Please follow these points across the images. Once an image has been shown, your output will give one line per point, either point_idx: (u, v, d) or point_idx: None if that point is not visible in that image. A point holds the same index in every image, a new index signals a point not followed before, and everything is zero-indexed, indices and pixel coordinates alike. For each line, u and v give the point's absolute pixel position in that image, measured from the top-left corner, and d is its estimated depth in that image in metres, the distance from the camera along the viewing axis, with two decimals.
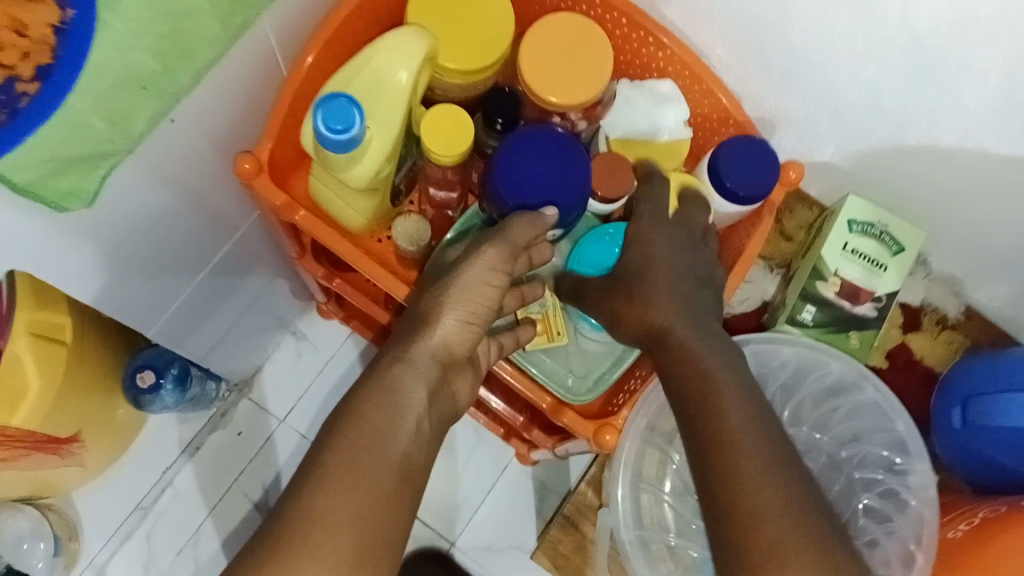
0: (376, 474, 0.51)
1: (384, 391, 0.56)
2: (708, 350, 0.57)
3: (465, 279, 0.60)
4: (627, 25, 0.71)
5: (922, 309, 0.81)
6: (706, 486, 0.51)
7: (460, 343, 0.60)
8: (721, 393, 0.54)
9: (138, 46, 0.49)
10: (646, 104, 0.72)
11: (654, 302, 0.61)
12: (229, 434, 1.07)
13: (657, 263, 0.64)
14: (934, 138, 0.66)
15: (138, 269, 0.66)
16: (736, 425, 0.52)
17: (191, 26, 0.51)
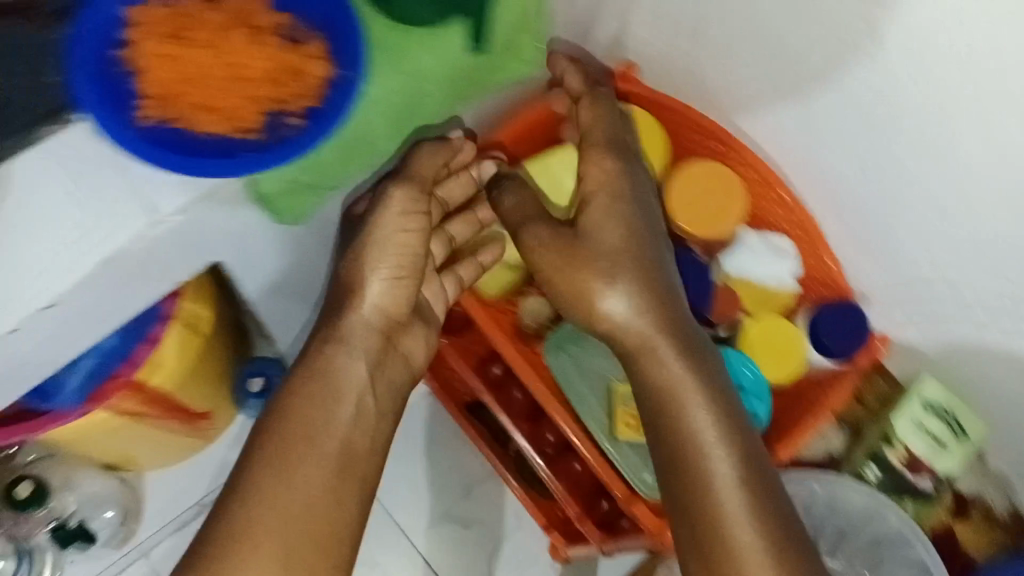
0: (307, 467, 0.62)
1: (316, 376, 0.66)
2: (680, 359, 0.66)
3: (386, 229, 0.68)
4: (759, 179, 0.79)
5: (972, 502, 0.87)
6: (680, 496, 0.63)
7: (391, 303, 0.69)
8: (692, 412, 0.65)
9: (375, 108, 0.60)
10: (765, 255, 0.81)
11: (614, 262, 0.68)
12: None
13: (603, 207, 0.70)
14: (1010, 343, 0.72)
15: (296, 291, 0.78)
16: (681, 420, 0.65)
17: (419, 104, 0.63)
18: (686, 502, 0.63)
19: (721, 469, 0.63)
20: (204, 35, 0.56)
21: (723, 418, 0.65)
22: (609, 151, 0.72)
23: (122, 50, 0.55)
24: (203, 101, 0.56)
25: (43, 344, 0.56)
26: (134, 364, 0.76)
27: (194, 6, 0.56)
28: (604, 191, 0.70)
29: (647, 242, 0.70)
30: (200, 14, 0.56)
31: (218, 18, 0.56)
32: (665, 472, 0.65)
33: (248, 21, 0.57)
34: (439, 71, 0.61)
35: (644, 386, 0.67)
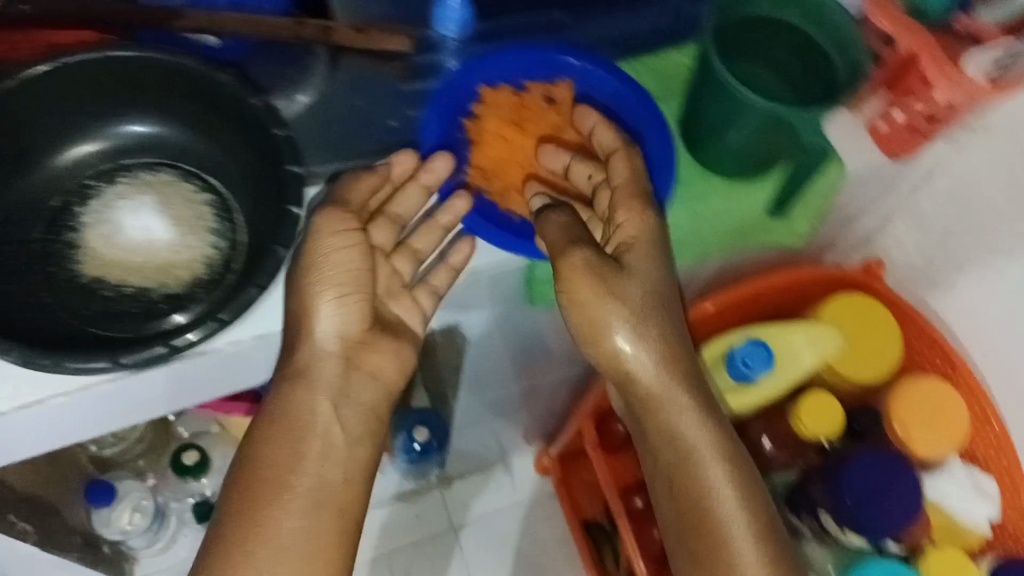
0: (279, 514, 0.55)
1: (276, 424, 0.58)
2: (684, 413, 0.61)
3: (329, 254, 0.58)
4: (977, 410, 0.79)
5: None
6: (698, 562, 0.60)
7: (348, 325, 0.60)
8: (708, 476, 0.61)
9: (677, 223, 0.64)
10: (971, 493, 0.77)
11: (639, 316, 0.60)
12: (410, 511, 1.21)
13: (642, 253, 0.60)
14: None
15: (485, 367, 0.85)
16: (686, 465, 0.61)
17: (704, 237, 0.66)
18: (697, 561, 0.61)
19: (737, 536, 0.59)
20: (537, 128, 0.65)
21: (741, 482, 0.61)
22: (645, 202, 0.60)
23: (467, 120, 0.63)
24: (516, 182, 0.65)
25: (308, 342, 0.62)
26: None
27: (536, 100, 0.64)
28: (642, 242, 0.60)
29: (656, 307, 0.61)
30: (537, 110, 0.65)
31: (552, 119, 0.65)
32: (681, 541, 0.62)
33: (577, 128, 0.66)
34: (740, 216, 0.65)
35: (659, 441, 0.62)
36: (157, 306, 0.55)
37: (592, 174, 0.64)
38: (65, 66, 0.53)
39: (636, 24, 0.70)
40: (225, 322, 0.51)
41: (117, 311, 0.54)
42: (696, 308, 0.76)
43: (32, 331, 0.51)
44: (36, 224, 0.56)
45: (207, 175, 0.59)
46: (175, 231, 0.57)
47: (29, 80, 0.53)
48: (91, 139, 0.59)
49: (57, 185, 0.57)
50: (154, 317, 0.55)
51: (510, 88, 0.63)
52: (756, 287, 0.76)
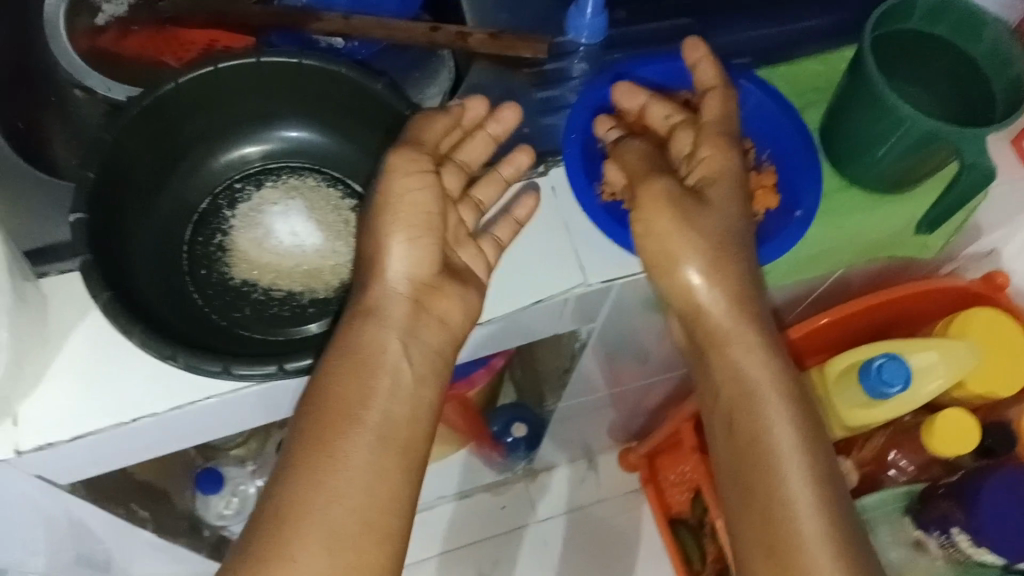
0: (345, 451, 0.49)
1: (353, 357, 0.52)
2: (752, 353, 0.57)
3: (401, 197, 0.54)
4: None
5: None
6: (750, 496, 0.54)
7: (413, 266, 0.54)
8: (768, 411, 0.55)
9: (817, 233, 0.63)
10: None
11: (712, 256, 0.56)
12: (494, 504, 1.21)
13: (721, 188, 0.58)
14: None
15: (590, 368, 0.84)
16: (753, 399, 0.56)
17: (843, 248, 0.65)
18: (755, 499, 0.54)
19: (796, 473, 0.53)
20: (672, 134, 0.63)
21: (803, 423, 0.55)
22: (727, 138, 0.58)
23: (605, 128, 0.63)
24: None
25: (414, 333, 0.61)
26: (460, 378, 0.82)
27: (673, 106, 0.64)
28: (725, 176, 0.58)
29: (733, 248, 0.57)
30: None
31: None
32: (737, 474, 0.55)
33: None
34: (875, 233, 0.65)
35: (724, 378, 0.57)
36: (307, 311, 0.55)
37: (669, 114, 0.62)
38: (217, 69, 0.54)
39: (761, 35, 0.71)
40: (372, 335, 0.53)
41: (272, 314, 0.55)
42: (809, 322, 0.75)
43: (197, 334, 0.52)
44: (189, 226, 0.57)
45: (352, 181, 0.60)
46: (324, 236, 0.57)
47: (187, 84, 0.53)
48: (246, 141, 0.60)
49: (206, 188, 0.59)
50: (306, 321, 0.55)
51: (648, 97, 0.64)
52: (873, 303, 0.74)
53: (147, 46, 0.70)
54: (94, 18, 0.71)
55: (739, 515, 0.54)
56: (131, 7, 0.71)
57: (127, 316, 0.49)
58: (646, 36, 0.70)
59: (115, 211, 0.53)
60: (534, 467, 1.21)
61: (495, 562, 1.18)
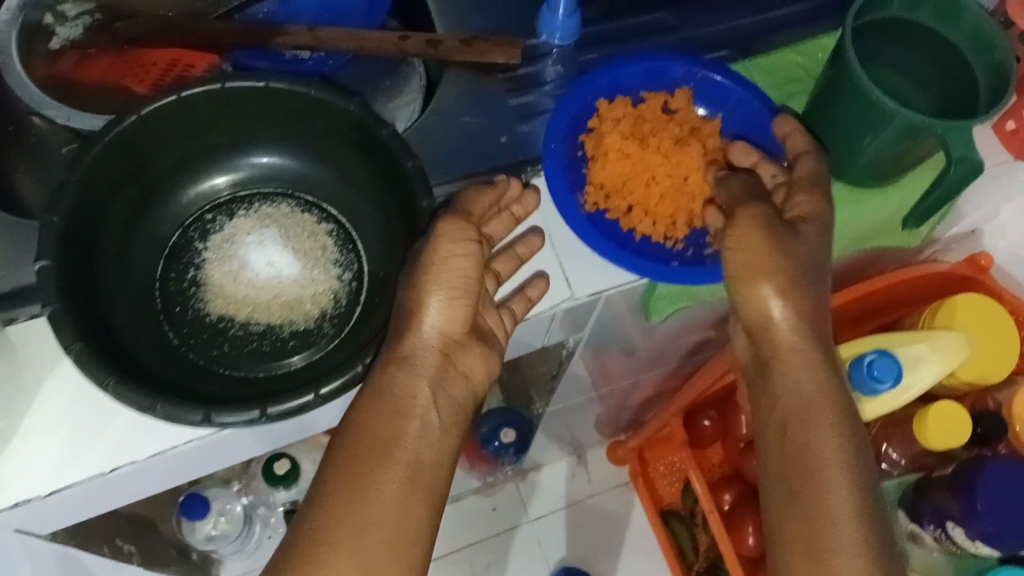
0: (379, 492, 0.48)
1: (385, 397, 0.50)
2: (806, 367, 0.54)
3: (443, 254, 0.51)
4: None
5: None
6: (796, 501, 0.51)
7: (448, 323, 0.52)
8: (824, 422, 0.53)
9: None
10: None
11: (793, 282, 0.54)
12: (486, 505, 1.20)
13: (815, 232, 0.55)
14: None
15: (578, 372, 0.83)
16: (812, 405, 0.53)
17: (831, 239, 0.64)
18: (799, 505, 0.51)
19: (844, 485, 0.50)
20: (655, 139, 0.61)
21: (853, 440, 0.53)
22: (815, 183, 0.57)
23: (584, 134, 0.61)
24: (641, 202, 0.60)
25: None
26: None
27: (655, 109, 0.62)
28: (816, 218, 0.56)
29: (813, 278, 0.55)
30: (656, 118, 0.62)
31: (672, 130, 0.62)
32: (780, 485, 0.52)
33: (698, 138, 0.62)
34: (864, 223, 0.64)
35: (778, 391, 0.54)
36: (288, 343, 0.54)
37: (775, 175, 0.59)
38: (182, 98, 0.52)
39: (740, 25, 0.69)
40: (366, 369, 0.50)
41: (251, 350, 0.53)
42: None
43: (175, 377, 0.50)
44: (159, 263, 0.55)
45: (328, 206, 0.58)
46: (301, 265, 0.55)
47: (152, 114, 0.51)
48: (215, 167, 0.58)
49: (177, 220, 0.56)
50: (287, 355, 0.53)
51: (628, 100, 0.62)
52: (860, 293, 0.74)
53: (109, 72, 0.67)
54: (49, 43, 0.67)
55: (779, 521, 0.51)
56: (89, 30, 0.68)
57: (101, 366, 0.46)
58: (622, 33, 0.68)
59: (85, 254, 0.51)
60: (525, 467, 1.20)
61: (490, 565, 1.17)
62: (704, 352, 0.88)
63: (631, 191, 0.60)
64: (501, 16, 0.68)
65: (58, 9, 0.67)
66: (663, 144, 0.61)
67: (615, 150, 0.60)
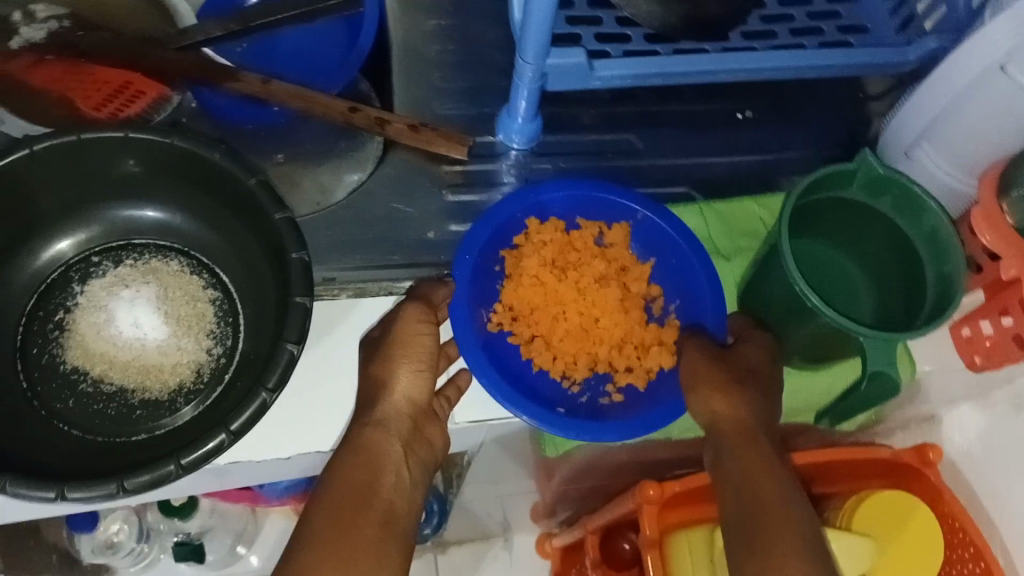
0: (360, 529, 0.47)
1: (358, 452, 0.50)
2: (749, 446, 0.51)
3: (405, 331, 0.53)
4: None
5: None
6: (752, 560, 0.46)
7: (417, 392, 0.53)
8: (774, 483, 0.49)
9: None
10: None
11: (733, 385, 0.52)
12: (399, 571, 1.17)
13: (760, 355, 0.55)
14: None
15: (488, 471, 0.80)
16: (753, 466, 0.50)
17: None
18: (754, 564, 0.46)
19: (799, 539, 0.46)
20: (578, 272, 0.58)
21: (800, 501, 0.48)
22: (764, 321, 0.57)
23: (505, 251, 0.59)
24: (546, 333, 0.57)
25: (270, 465, 0.56)
26: None
27: (585, 239, 0.59)
28: (758, 340, 0.56)
29: (755, 385, 0.53)
30: (585, 247, 0.59)
31: (598, 265, 0.58)
32: (736, 548, 0.48)
33: (622, 279, 0.59)
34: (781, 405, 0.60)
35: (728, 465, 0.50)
36: (135, 411, 0.51)
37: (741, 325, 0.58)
38: (79, 139, 0.49)
39: (707, 162, 0.67)
40: (182, 469, 0.45)
41: (95, 411, 0.51)
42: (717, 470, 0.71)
43: (2, 433, 0.47)
44: (30, 299, 0.53)
45: (218, 270, 0.55)
46: (169, 330, 0.53)
47: (42, 154, 0.49)
48: (110, 212, 0.55)
49: (60, 259, 0.54)
50: (128, 425, 0.50)
51: (561, 225, 0.59)
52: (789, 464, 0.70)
53: (59, 81, 0.66)
54: (9, 40, 0.68)
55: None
56: (50, 35, 0.69)
57: None
58: (585, 148, 0.66)
59: None
60: (446, 540, 1.17)
61: None
62: (628, 476, 0.84)
63: (538, 320, 0.57)
64: (470, 104, 0.67)
65: (29, 9, 0.69)
66: (585, 279, 0.57)
67: (532, 274, 0.57)
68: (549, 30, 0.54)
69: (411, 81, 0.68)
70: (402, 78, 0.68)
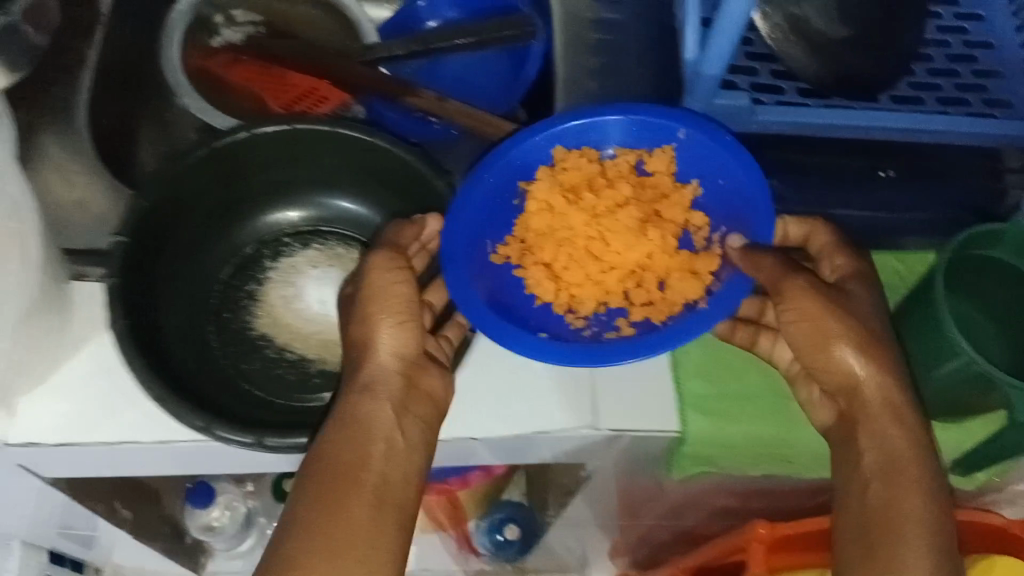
0: (354, 500, 0.48)
1: (344, 420, 0.50)
2: (899, 424, 0.53)
3: (378, 283, 0.53)
4: None
5: None
6: (867, 538, 0.51)
7: (402, 344, 0.54)
8: (915, 469, 0.52)
9: None
10: None
11: (865, 336, 0.54)
12: None
13: (863, 289, 0.57)
14: None
15: (594, 495, 0.82)
16: (898, 447, 0.52)
17: None
18: (873, 531, 0.51)
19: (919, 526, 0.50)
20: (595, 199, 0.60)
21: (940, 495, 0.52)
22: (844, 245, 0.59)
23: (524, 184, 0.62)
24: (551, 262, 0.60)
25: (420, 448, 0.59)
26: (464, 482, 0.77)
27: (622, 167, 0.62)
28: (863, 281, 0.57)
29: (889, 341, 0.55)
30: (615, 176, 0.61)
31: (617, 192, 0.60)
32: (857, 529, 0.52)
33: (649, 209, 0.60)
34: None
35: (867, 442, 0.53)
36: (313, 380, 0.56)
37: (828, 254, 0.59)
38: (294, 129, 0.55)
39: None
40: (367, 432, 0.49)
41: (276, 375, 0.55)
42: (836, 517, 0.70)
43: (203, 385, 0.52)
44: (228, 267, 0.59)
45: None
46: None
47: (254, 137, 0.55)
48: (306, 202, 0.61)
49: (257, 235, 0.60)
50: (304, 391, 0.55)
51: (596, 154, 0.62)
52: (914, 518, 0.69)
53: (249, 78, 0.74)
54: (211, 38, 0.74)
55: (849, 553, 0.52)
56: (247, 38, 0.75)
57: (133, 349, 0.49)
58: None
59: (154, 243, 0.54)
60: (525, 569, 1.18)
61: None
62: (728, 520, 0.85)
63: (551, 247, 0.60)
64: None
65: (230, 13, 0.76)
66: (598, 205, 0.60)
67: (544, 200, 0.61)
68: (720, 77, 0.60)
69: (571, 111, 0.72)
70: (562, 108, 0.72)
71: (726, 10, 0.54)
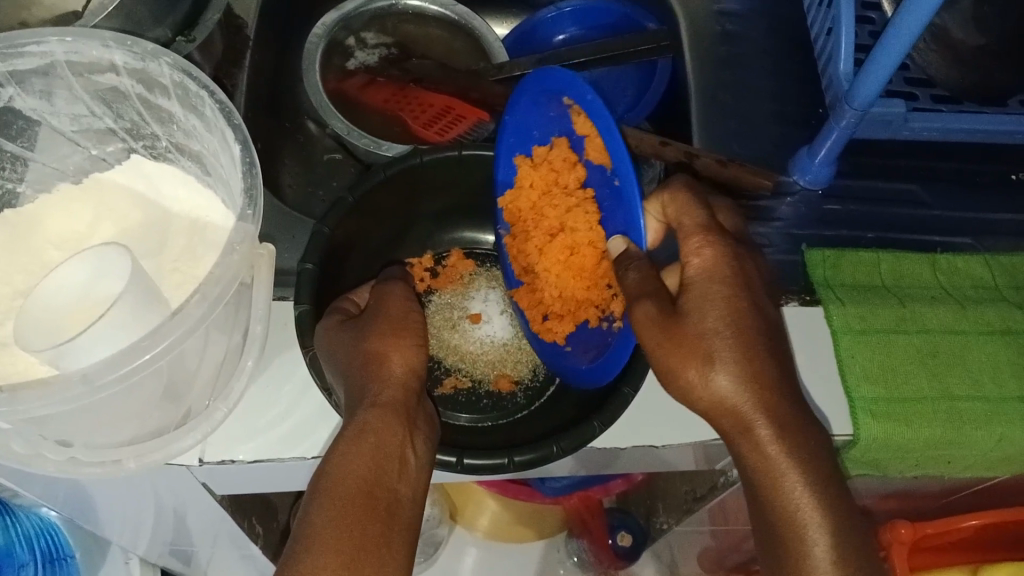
0: (366, 521, 0.48)
1: (359, 438, 0.50)
2: (781, 432, 0.50)
3: (391, 307, 0.56)
4: None
5: None
6: (772, 543, 0.51)
7: (417, 363, 0.55)
8: (792, 470, 0.50)
9: None
10: None
11: (712, 359, 0.50)
12: None
13: (713, 293, 0.52)
14: None
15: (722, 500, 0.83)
16: (769, 460, 0.50)
17: None
18: (774, 531, 0.51)
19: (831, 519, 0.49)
20: (540, 233, 0.62)
21: (834, 495, 0.50)
22: (706, 227, 0.54)
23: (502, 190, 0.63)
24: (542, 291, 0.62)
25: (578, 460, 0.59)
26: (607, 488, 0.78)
27: (558, 163, 0.61)
28: (715, 279, 0.53)
29: (740, 349, 0.50)
30: (560, 172, 0.61)
31: (550, 220, 0.61)
32: (766, 544, 0.52)
33: (573, 232, 0.60)
34: None
35: (746, 457, 0.51)
36: (482, 401, 0.62)
37: (692, 250, 0.54)
38: (460, 155, 0.60)
39: (987, 219, 0.70)
40: (562, 450, 0.51)
41: (450, 396, 0.62)
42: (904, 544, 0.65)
43: None
44: None
45: None
46: (513, 332, 0.65)
47: (430, 162, 0.60)
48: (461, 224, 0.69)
49: (422, 245, 0.68)
50: (476, 410, 0.62)
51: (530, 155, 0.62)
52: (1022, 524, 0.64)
53: (388, 101, 0.75)
54: (347, 61, 0.77)
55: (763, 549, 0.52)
56: (381, 59, 0.78)
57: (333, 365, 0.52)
58: (873, 194, 0.71)
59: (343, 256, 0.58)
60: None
61: None
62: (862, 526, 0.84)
63: (529, 280, 0.64)
64: (755, 147, 0.72)
65: (361, 36, 0.77)
66: (538, 241, 0.62)
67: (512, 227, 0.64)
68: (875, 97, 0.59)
69: (706, 119, 0.73)
70: (697, 116, 0.73)
71: (877, 53, 0.54)
